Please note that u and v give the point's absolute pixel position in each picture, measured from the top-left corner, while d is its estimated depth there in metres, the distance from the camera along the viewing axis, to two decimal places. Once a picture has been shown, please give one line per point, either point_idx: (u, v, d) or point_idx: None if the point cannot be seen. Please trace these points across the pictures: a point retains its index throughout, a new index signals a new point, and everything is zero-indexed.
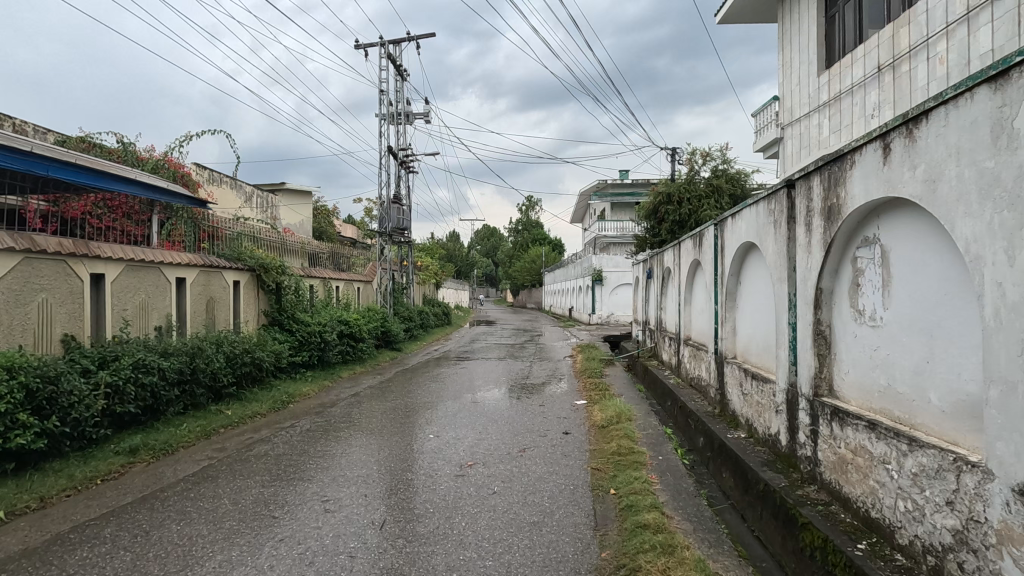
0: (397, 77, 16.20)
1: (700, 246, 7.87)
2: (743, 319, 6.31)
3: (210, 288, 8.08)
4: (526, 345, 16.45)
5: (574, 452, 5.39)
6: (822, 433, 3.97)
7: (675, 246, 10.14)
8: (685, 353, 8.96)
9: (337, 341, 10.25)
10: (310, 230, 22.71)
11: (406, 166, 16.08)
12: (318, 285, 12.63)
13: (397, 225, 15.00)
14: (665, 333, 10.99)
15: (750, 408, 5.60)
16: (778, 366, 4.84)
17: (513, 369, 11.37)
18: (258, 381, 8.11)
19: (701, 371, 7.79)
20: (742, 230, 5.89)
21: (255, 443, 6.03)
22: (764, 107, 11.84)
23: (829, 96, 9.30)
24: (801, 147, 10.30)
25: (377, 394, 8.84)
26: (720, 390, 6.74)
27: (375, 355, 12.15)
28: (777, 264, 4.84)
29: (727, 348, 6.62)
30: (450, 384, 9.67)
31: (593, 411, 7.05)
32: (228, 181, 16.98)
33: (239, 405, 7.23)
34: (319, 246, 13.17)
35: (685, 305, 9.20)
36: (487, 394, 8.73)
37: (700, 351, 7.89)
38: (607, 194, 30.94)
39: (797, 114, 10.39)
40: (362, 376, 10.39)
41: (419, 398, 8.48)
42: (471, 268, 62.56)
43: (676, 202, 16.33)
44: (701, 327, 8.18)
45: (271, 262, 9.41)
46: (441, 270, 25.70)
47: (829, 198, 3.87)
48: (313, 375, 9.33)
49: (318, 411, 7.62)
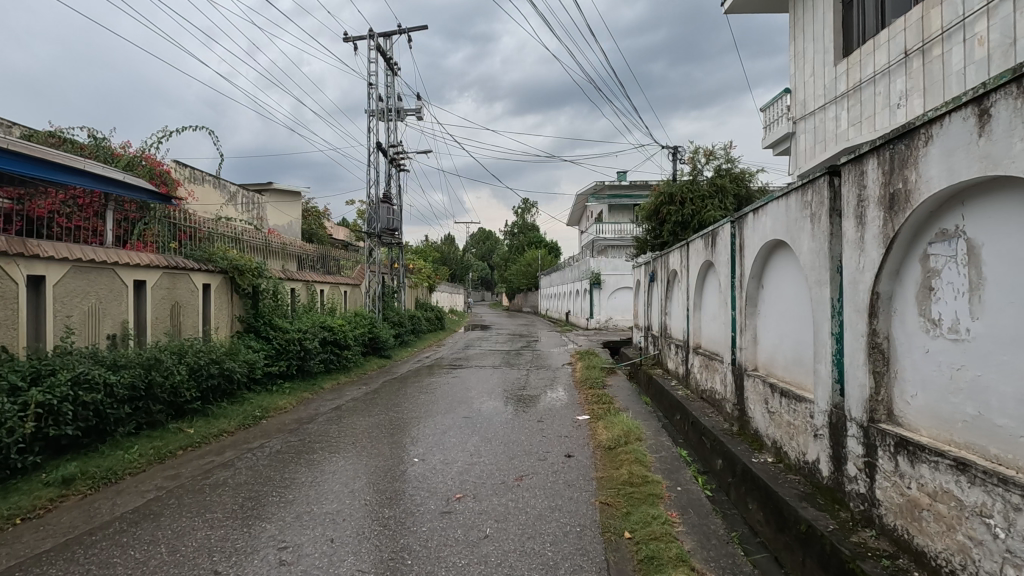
0: (388, 72, 15.51)
1: (713, 245, 7.21)
2: (766, 327, 5.64)
3: (175, 292, 7.36)
4: (523, 351, 15.73)
5: (579, 481, 4.69)
6: (881, 467, 3.30)
7: (682, 247, 9.48)
8: (695, 363, 8.29)
9: (318, 348, 9.51)
10: (298, 232, 21.96)
11: (397, 164, 15.39)
12: (302, 288, 11.86)
13: (387, 226, 14.29)
14: (671, 340, 10.31)
15: (778, 429, 4.92)
16: (817, 384, 4.16)
17: (509, 378, 10.65)
18: (228, 395, 7.37)
19: (715, 383, 7.11)
20: (767, 226, 5.22)
21: (215, 468, 5.30)
22: (774, 101, 11.21)
23: (848, 87, 8.68)
24: (816, 143, 9.66)
25: (360, 408, 8.11)
26: (739, 406, 6.06)
27: (362, 363, 11.42)
28: (815, 264, 4.16)
29: (748, 359, 5.95)
30: (442, 396, 8.95)
31: (599, 429, 6.35)
32: (211, 179, 16.22)
33: (203, 422, 6.49)
34: (303, 248, 12.44)
35: (694, 311, 8.53)
36: (481, 407, 8.01)
37: (713, 361, 7.22)
38: (604, 196, 30.32)
39: (812, 107, 9.76)
40: (347, 387, 9.65)
41: (406, 413, 7.76)
42: (466, 272, 61.81)
43: (678, 202, 15.64)
44: (713, 335, 7.51)
45: (246, 263, 8.67)
46: (434, 273, 24.96)
47: (891, 185, 3.20)
48: (292, 387, 8.60)
49: (294, 428, 6.89)
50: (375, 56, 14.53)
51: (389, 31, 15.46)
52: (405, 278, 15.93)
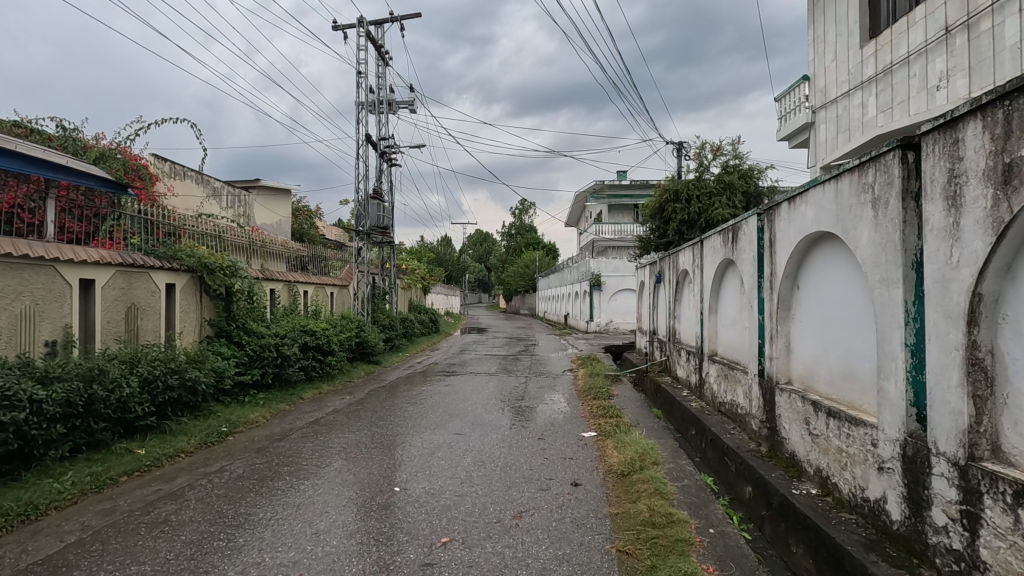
0: (379, 62, 14.77)
1: (735, 242, 6.47)
2: (804, 334, 4.89)
3: (132, 293, 6.56)
4: (520, 356, 14.93)
5: (589, 520, 3.92)
6: (990, 521, 2.54)
7: (695, 245, 8.72)
8: (711, 372, 7.54)
9: (298, 355, 8.70)
10: (287, 231, 21.13)
11: (388, 158, 14.62)
12: (282, 290, 10.81)
13: (376, 223, 13.49)
14: (681, 346, 9.56)
15: (824, 455, 4.17)
16: (882, 405, 3.41)
17: (506, 387, 9.86)
18: (191, 408, 6.57)
19: (737, 396, 6.35)
20: (808, 217, 4.47)
21: (159, 501, 4.49)
22: (790, 89, 10.49)
23: (877, 70, 7.94)
24: (840, 133, 8.93)
25: (340, 422, 7.31)
26: (770, 424, 5.31)
27: (348, 370, 10.62)
28: (881, 259, 3.41)
29: (779, 371, 5.20)
30: (433, 406, 8.18)
31: (608, 450, 5.57)
32: (192, 175, 15.42)
33: (156, 441, 5.69)
34: (286, 246, 11.64)
35: (709, 315, 7.77)
36: (476, 420, 7.23)
37: (734, 372, 6.46)
38: (603, 195, 29.59)
39: (834, 95, 9.02)
40: (329, 397, 8.86)
41: (391, 427, 6.98)
42: (462, 274, 60.98)
43: (684, 200, 14.86)
44: (734, 341, 6.76)
45: (218, 261, 7.88)
46: (429, 274, 24.15)
47: (1007, 153, 2.46)
48: (267, 398, 7.80)
49: (263, 446, 6.09)
50: (365, 44, 13.78)
51: (381, 19, 14.69)
52: (396, 278, 15.14)
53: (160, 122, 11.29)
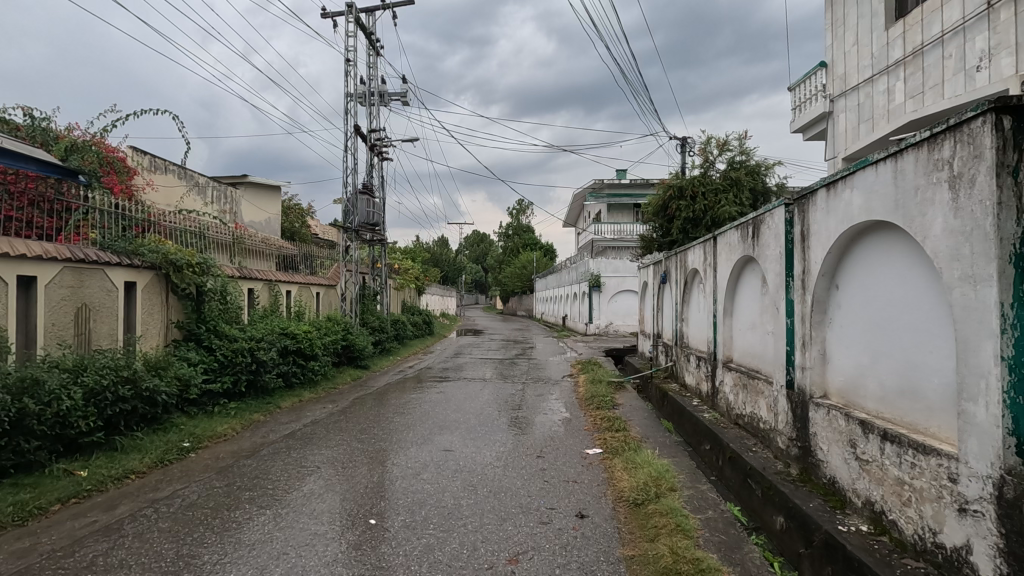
0: (370, 51, 14.09)
1: (756, 236, 5.82)
2: (845, 342, 4.24)
3: (84, 292, 5.87)
4: (517, 360, 14.26)
5: (599, 567, 3.25)
6: None
7: (705, 243, 8.07)
8: (726, 380, 6.88)
9: (276, 360, 7.99)
10: (276, 229, 20.38)
11: (378, 152, 13.95)
12: (261, 290, 9.90)
13: (366, 220, 12.77)
14: (689, 351, 8.91)
15: (878, 486, 3.52)
16: (964, 433, 2.76)
17: (502, 394, 9.19)
18: (148, 421, 5.87)
19: (759, 409, 5.69)
20: (855, 204, 3.81)
21: (90, 537, 3.81)
22: (805, 78, 9.87)
23: (905, 52, 7.31)
24: (862, 123, 8.30)
25: (319, 434, 6.61)
26: (802, 444, 4.66)
27: (332, 376, 9.92)
28: (963, 252, 2.76)
29: (814, 384, 4.55)
30: (421, 416, 7.50)
31: (617, 472, 4.90)
32: (173, 169, 14.72)
33: (102, 461, 5.00)
34: (269, 244, 10.91)
35: (723, 318, 7.11)
36: (468, 432, 6.56)
37: (755, 382, 5.80)
38: (603, 194, 28.93)
39: (855, 82, 8.39)
40: (310, 405, 8.17)
41: (374, 441, 6.30)
42: (458, 274, 60.20)
43: (689, 197, 14.20)
44: (754, 347, 6.11)
45: (186, 258, 7.18)
46: (423, 274, 23.45)
47: None
48: (239, 408, 7.09)
49: (226, 465, 5.39)
50: (355, 31, 13.10)
51: (372, 6, 14.02)
52: (387, 278, 14.43)
53: (137, 112, 10.61)
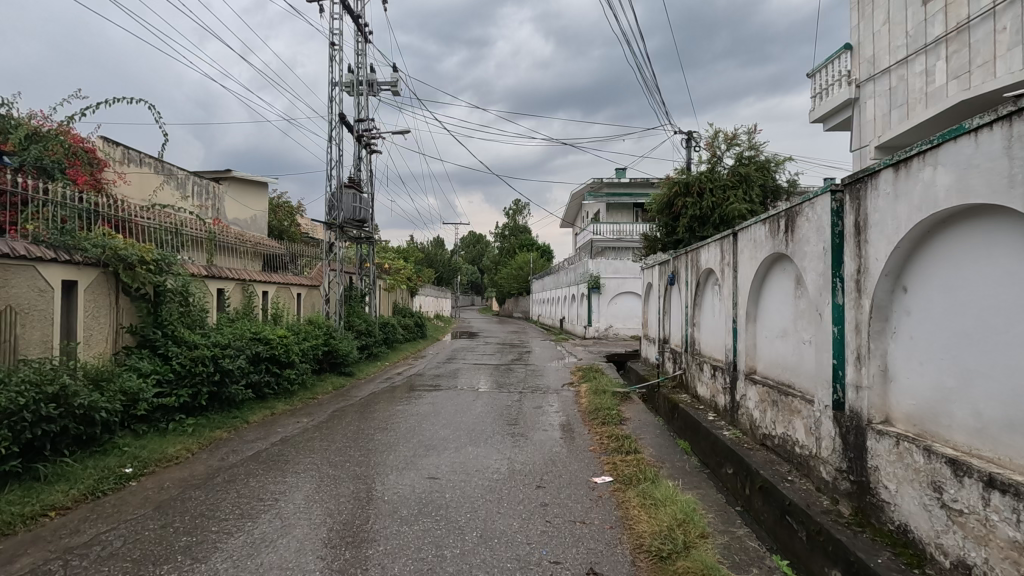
0: (357, 38, 13.27)
1: (790, 232, 5.05)
2: (914, 357, 3.46)
3: (9, 292, 5.03)
4: (513, 366, 13.43)
5: None
6: None
7: (722, 240, 7.28)
8: (750, 395, 6.09)
9: (245, 369, 7.15)
10: (262, 227, 19.49)
11: (366, 144, 13.13)
12: (235, 291, 9.04)
13: (352, 216, 11.93)
14: (702, 359, 8.13)
15: (980, 546, 2.73)
16: None
17: (497, 406, 8.39)
18: (84, 443, 5.04)
19: (794, 431, 4.90)
20: (942, 186, 3.03)
21: None
22: (826, 64, 9.13)
23: (947, 28, 6.56)
24: (894, 110, 7.56)
25: (289, 455, 5.79)
26: (857, 478, 3.87)
27: (312, 386, 9.10)
28: None
29: (874, 406, 3.75)
30: (406, 433, 6.69)
31: (633, 511, 4.08)
32: (148, 162, 13.86)
33: (14, 496, 4.17)
34: (244, 240, 10.06)
35: (746, 325, 6.32)
36: (456, 454, 5.75)
37: (789, 399, 5.00)
38: (602, 194, 28.16)
39: (886, 65, 7.64)
40: (283, 420, 7.35)
41: (348, 464, 5.48)
42: (453, 274, 59.32)
43: (696, 194, 13.45)
44: (787, 359, 5.32)
45: (139, 253, 6.33)
46: (416, 275, 22.58)
47: None
48: (199, 425, 6.26)
49: (168, 499, 4.55)
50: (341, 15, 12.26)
51: None
52: (375, 279, 13.59)
53: (107, 102, 9.75)
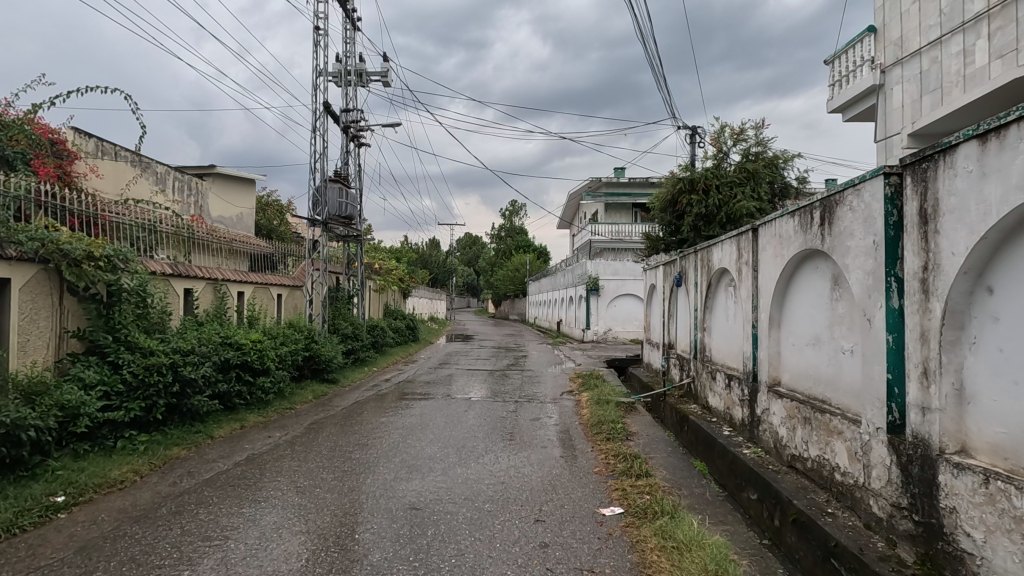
0: (346, 25, 12.58)
1: (826, 224, 4.39)
2: (1002, 375, 2.80)
3: None
4: (509, 372, 12.74)
5: None
6: None
7: (738, 237, 6.62)
8: (774, 410, 5.41)
9: (211, 378, 6.44)
10: (247, 225, 18.71)
11: (354, 136, 12.44)
12: (206, 291, 8.33)
13: (337, 211, 11.22)
14: (714, 366, 7.45)
15: None
16: None
17: (490, 418, 7.69)
18: (6, 467, 4.31)
19: (833, 455, 4.23)
20: None
21: None
22: (845, 49, 8.51)
23: (991, 3, 5.92)
24: (926, 95, 6.94)
25: (253, 476, 5.09)
26: (923, 518, 3.21)
27: (289, 395, 8.37)
28: None
29: (946, 433, 3.08)
30: (388, 450, 5.99)
31: (652, 556, 3.41)
32: (123, 154, 13.08)
33: None
34: (220, 237, 9.34)
35: (769, 330, 5.65)
36: (442, 477, 5.05)
37: (826, 418, 4.34)
38: (601, 194, 27.54)
39: (916, 47, 7.01)
40: (253, 434, 6.64)
41: (317, 489, 4.77)
42: (448, 276, 58.59)
43: (702, 191, 12.79)
44: (822, 371, 4.65)
45: (86, 248, 5.59)
46: (408, 275, 21.86)
47: None
48: (151, 442, 5.53)
49: (97, 536, 3.83)
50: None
51: None
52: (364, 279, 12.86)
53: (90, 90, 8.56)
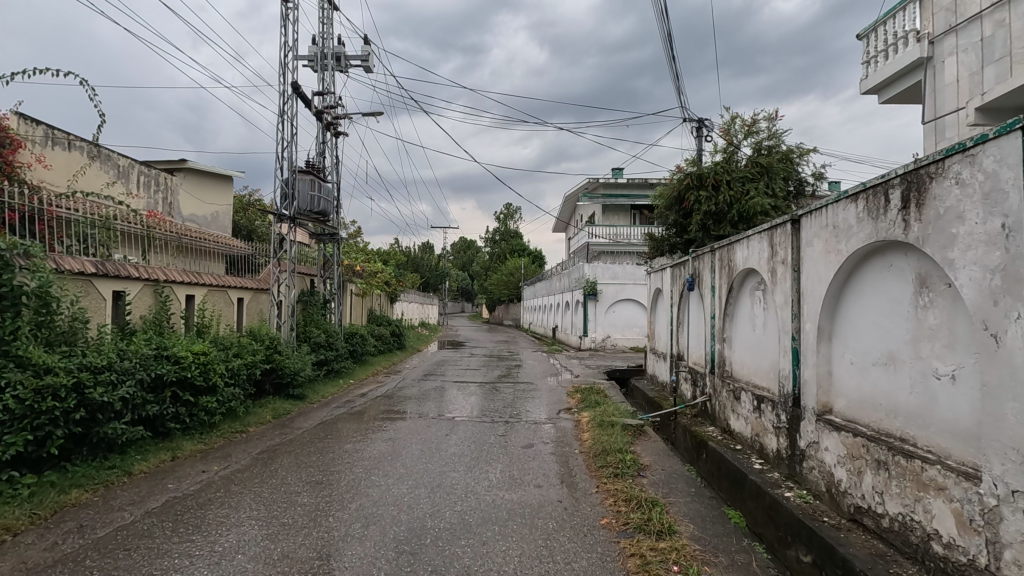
0: (322, 4, 11.48)
1: (913, 208, 3.31)
2: None
3: None
4: (500, 385, 11.58)
5: None
6: None
7: (770, 232, 5.54)
8: (827, 446, 4.28)
9: (133, 399, 5.28)
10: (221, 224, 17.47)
11: (331, 125, 11.34)
12: (144, 293, 7.18)
13: (309, 206, 10.08)
14: (738, 384, 6.32)
15: None
16: None
17: (475, 444, 6.53)
18: None
19: (928, 517, 3.13)
20: None
21: None
22: (881, 20, 7.50)
23: None
24: (989, 66, 5.91)
25: (160, 535, 3.92)
26: None
27: (242, 416, 7.20)
28: None
29: None
30: (344, 492, 4.83)
31: None
32: (75, 143, 11.85)
33: None
34: (173, 231, 8.20)
35: (819, 345, 4.54)
36: (404, 535, 3.90)
37: (916, 466, 3.23)
38: (598, 195, 26.51)
39: (975, 10, 5.99)
40: (183, 468, 5.47)
41: (233, 555, 3.60)
42: (441, 280, 57.38)
43: (711, 187, 11.66)
44: (901, 400, 3.54)
45: None
46: (395, 278, 20.68)
47: None
48: (36, 485, 4.35)
49: None
50: None
51: None
52: (341, 282, 11.68)
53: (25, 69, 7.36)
